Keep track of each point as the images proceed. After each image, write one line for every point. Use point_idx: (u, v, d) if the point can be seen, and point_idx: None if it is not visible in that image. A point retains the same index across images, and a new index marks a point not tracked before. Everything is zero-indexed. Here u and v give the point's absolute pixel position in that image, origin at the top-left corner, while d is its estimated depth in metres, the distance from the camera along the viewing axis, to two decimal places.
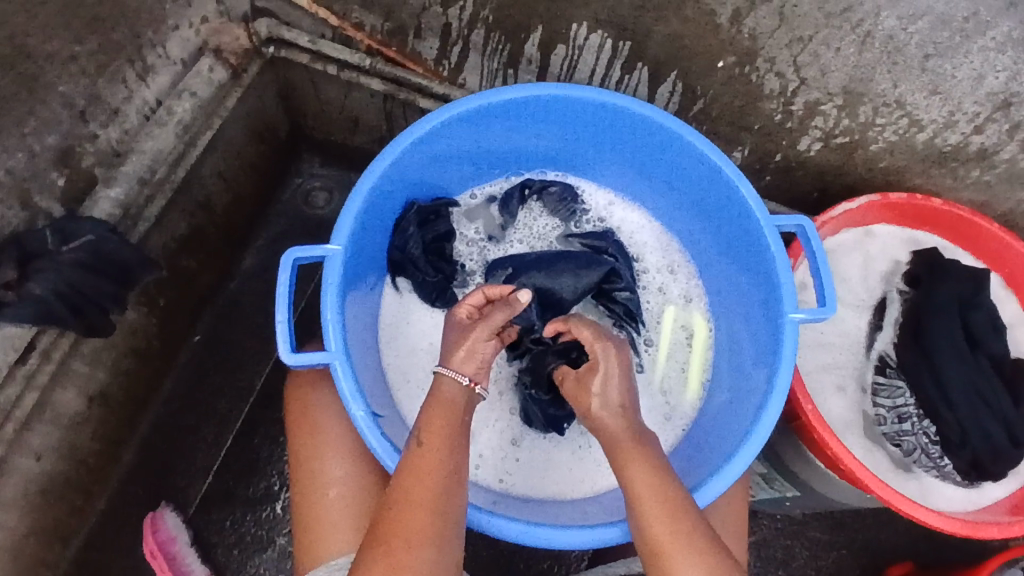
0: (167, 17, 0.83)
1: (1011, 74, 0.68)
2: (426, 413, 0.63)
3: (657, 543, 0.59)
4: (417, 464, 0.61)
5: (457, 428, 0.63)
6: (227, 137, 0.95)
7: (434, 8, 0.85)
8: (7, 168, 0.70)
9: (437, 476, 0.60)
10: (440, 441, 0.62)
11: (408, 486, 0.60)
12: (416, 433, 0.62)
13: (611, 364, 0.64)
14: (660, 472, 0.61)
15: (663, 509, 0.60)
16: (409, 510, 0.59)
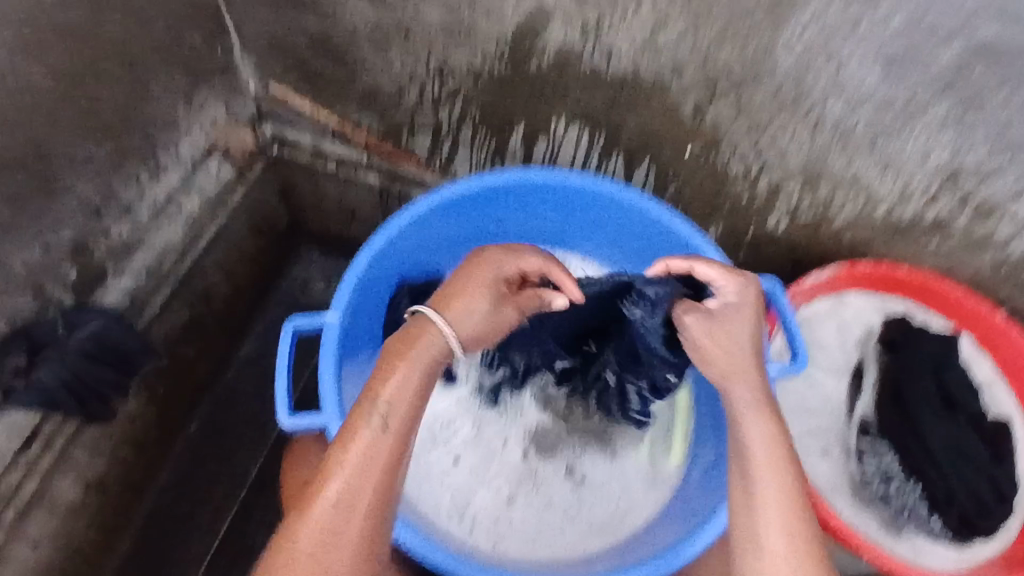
0: (179, 122, 0.89)
1: (954, 150, 0.74)
2: (397, 388, 0.61)
3: (776, 503, 0.59)
4: (365, 449, 0.58)
5: (414, 417, 0.61)
6: (229, 229, 1.01)
7: (425, 108, 0.93)
8: (23, 261, 0.75)
9: (389, 470, 0.58)
10: (398, 429, 0.59)
11: (352, 470, 0.57)
12: (382, 414, 0.59)
13: (746, 303, 0.66)
14: (781, 431, 0.62)
15: (780, 470, 0.60)
16: (349, 501, 0.56)
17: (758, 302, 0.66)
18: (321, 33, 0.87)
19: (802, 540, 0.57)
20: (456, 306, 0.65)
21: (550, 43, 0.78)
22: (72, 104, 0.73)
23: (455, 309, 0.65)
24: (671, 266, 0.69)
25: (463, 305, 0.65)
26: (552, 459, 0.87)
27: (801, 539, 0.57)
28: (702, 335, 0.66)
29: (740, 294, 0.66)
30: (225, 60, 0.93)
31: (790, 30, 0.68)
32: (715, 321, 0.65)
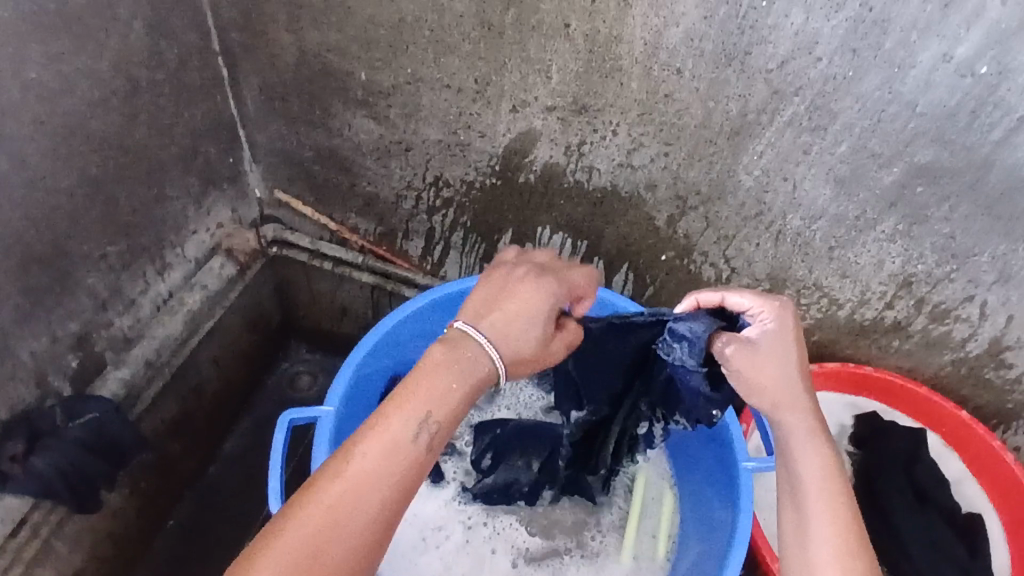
0: (188, 223, 0.95)
1: (905, 259, 0.82)
2: (436, 389, 0.55)
3: (834, 546, 0.55)
4: (389, 446, 0.52)
5: (447, 428, 0.55)
6: (224, 325, 1.04)
7: (420, 215, 1.00)
8: (30, 350, 0.78)
9: (407, 478, 0.52)
10: (430, 436, 0.54)
11: (371, 467, 0.51)
12: (417, 415, 0.54)
13: (790, 331, 0.63)
14: (835, 465, 0.58)
15: (836, 508, 0.56)
16: (358, 498, 0.50)
17: (799, 329, 0.63)
18: (328, 146, 0.95)
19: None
20: (499, 323, 0.60)
21: (538, 160, 0.87)
22: (95, 205, 0.79)
23: (498, 325, 0.60)
24: (701, 301, 0.70)
25: (508, 327, 0.60)
26: (540, 566, 0.86)
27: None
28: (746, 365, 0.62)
29: (782, 322, 0.63)
30: (235, 169, 1.00)
31: (750, 154, 0.78)
32: (760, 349, 0.62)
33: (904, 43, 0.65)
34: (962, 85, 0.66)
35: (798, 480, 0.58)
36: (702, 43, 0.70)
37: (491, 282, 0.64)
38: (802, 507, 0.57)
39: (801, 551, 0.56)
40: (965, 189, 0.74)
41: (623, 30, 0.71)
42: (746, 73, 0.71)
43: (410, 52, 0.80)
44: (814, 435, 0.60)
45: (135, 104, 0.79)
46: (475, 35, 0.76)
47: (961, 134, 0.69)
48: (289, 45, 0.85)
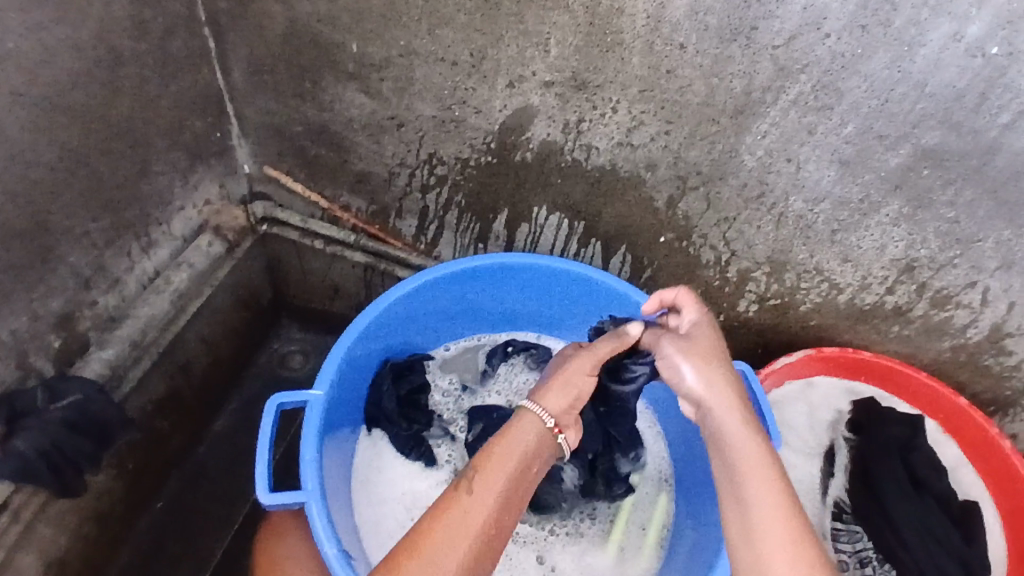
0: (175, 199, 0.93)
1: (908, 243, 0.80)
2: (489, 459, 0.61)
3: (775, 533, 0.55)
4: (458, 514, 0.57)
5: (510, 493, 0.60)
6: (213, 304, 1.02)
7: (414, 193, 0.97)
8: (11, 329, 0.76)
9: (474, 541, 0.56)
10: (488, 499, 0.58)
11: (438, 534, 0.56)
12: (469, 481, 0.59)
13: (711, 334, 0.69)
14: (770, 455, 0.60)
15: (775, 495, 0.57)
16: (429, 562, 0.54)
17: (716, 332, 0.70)
18: (319, 122, 0.93)
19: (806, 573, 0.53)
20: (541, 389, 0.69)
21: (534, 138, 0.84)
22: (77, 180, 0.76)
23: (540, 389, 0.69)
24: (665, 298, 0.72)
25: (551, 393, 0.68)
26: (526, 545, 0.85)
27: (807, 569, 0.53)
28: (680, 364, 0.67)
29: (701, 321, 0.70)
30: (223, 143, 0.97)
31: (754, 133, 0.75)
32: (687, 348, 0.68)
33: (915, 21, 0.63)
34: (973, 66, 0.64)
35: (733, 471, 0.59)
36: (707, 18, 0.67)
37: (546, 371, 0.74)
38: (742, 499, 0.57)
39: (749, 542, 0.56)
40: (972, 174, 0.72)
41: (625, 3, 0.68)
42: (751, 49, 0.69)
43: (404, 24, 0.78)
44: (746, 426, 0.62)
45: (118, 76, 0.76)
46: (471, 7, 0.73)
47: (969, 116, 0.67)
48: (278, 16, 0.82)
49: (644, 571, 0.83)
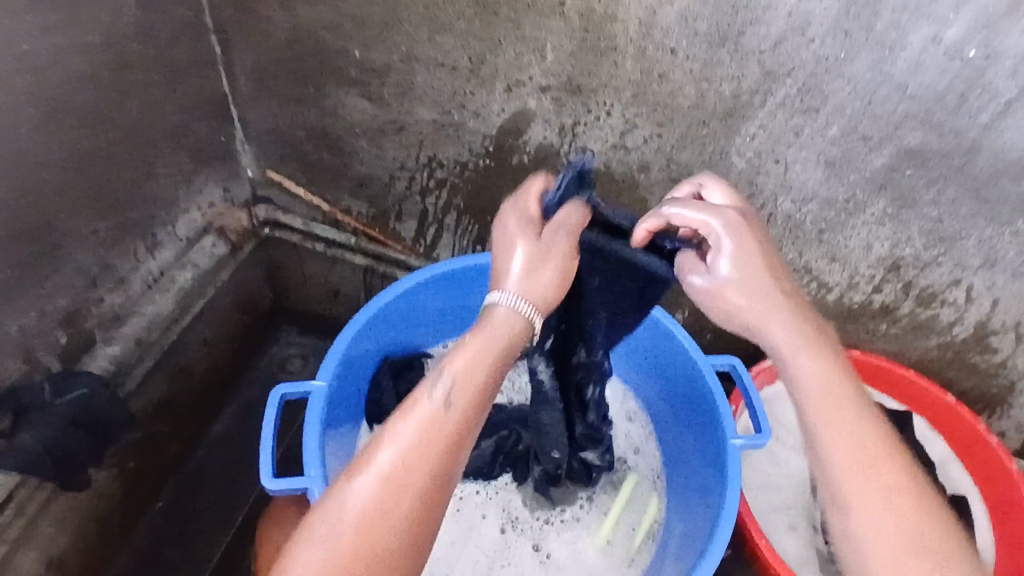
0: (179, 201, 0.95)
1: (893, 242, 0.83)
2: (465, 366, 0.54)
3: (857, 463, 0.55)
4: (422, 427, 0.52)
5: (483, 403, 0.55)
6: (215, 306, 1.04)
7: (413, 196, 0.99)
8: (18, 325, 0.78)
9: (449, 459, 0.52)
10: (464, 412, 0.53)
11: (403, 452, 0.51)
12: (444, 389, 0.53)
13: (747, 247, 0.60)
14: (843, 378, 0.58)
15: (848, 421, 0.57)
16: (402, 484, 0.50)
17: (759, 243, 0.60)
18: (321, 126, 0.95)
19: (890, 499, 0.54)
20: (524, 277, 0.59)
21: (531, 140, 0.87)
22: (85, 179, 0.79)
23: (524, 280, 0.59)
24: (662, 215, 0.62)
25: (526, 277, 0.59)
26: (522, 537, 0.86)
27: (897, 492, 0.54)
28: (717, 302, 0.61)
29: (737, 242, 0.59)
30: (227, 147, 0.99)
31: (743, 135, 0.78)
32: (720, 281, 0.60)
33: (895, 25, 0.66)
34: (952, 68, 0.67)
35: (802, 395, 0.58)
36: (697, 24, 0.70)
37: (504, 232, 0.62)
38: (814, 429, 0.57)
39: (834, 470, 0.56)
40: (954, 173, 0.75)
41: (618, 10, 0.71)
42: (739, 54, 0.71)
43: (405, 30, 0.80)
44: (821, 347, 0.58)
45: (126, 79, 0.79)
46: (470, 13, 0.76)
47: (950, 116, 0.70)
48: (282, 22, 0.85)
49: (637, 561, 0.85)
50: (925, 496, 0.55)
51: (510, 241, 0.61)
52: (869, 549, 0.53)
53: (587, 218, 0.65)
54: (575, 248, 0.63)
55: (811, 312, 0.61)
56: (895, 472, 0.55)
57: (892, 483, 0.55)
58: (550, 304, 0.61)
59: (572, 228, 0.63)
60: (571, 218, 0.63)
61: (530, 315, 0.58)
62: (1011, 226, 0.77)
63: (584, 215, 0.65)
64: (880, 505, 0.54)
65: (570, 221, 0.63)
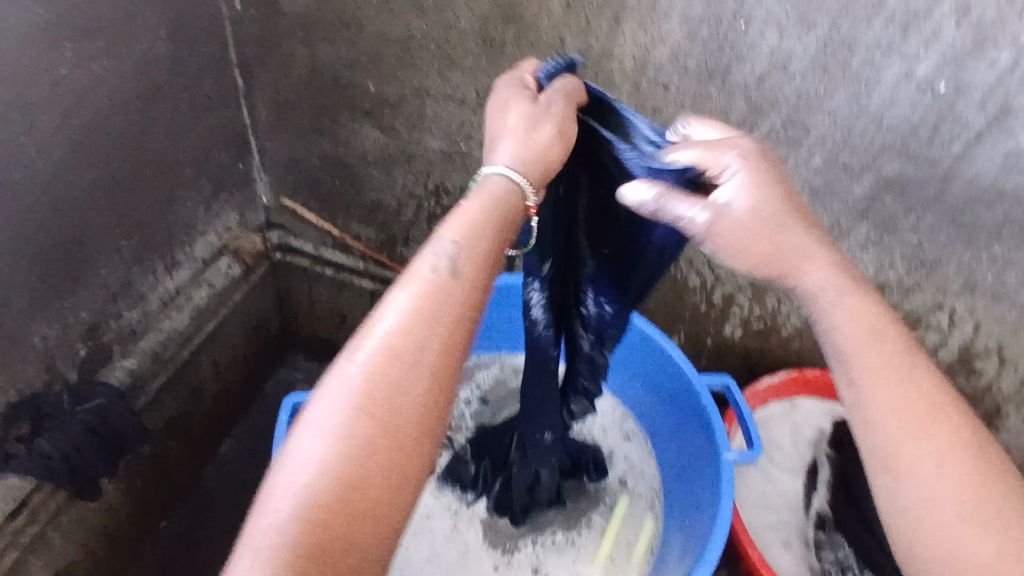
0: (198, 225, 1.00)
1: (878, 266, 0.86)
2: (470, 233, 0.47)
3: (902, 418, 0.52)
4: (430, 296, 0.44)
5: (489, 269, 0.48)
6: (226, 327, 1.08)
7: (420, 224, 1.04)
8: (42, 335, 0.82)
9: (463, 332, 0.44)
10: (474, 280, 0.46)
11: (411, 325, 0.42)
12: (449, 254, 0.46)
13: (768, 178, 0.57)
14: (885, 320, 0.55)
15: (897, 374, 0.53)
16: (414, 360, 0.42)
17: (772, 170, 0.57)
18: (334, 155, 1.01)
19: (951, 467, 0.50)
20: (515, 152, 0.55)
21: None
22: (113, 199, 0.84)
23: (517, 152, 0.55)
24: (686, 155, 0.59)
25: (517, 150, 0.55)
26: (522, 554, 0.88)
27: (951, 452, 0.50)
28: (721, 240, 0.56)
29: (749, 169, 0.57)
30: (245, 175, 1.05)
31: None
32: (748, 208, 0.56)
33: (869, 62, 0.71)
34: (924, 100, 0.72)
35: (842, 342, 0.55)
36: (687, 61, 0.76)
37: (494, 106, 0.59)
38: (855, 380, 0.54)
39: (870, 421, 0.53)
40: (931, 200, 0.79)
41: (615, 47, 0.77)
42: (727, 88, 0.77)
43: (417, 66, 0.86)
44: (854, 291, 0.56)
45: (155, 107, 0.84)
46: (478, 50, 0.82)
47: (925, 146, 0.75)
48: (302, 57, 0.91)
49: None
50: (992, 453, 0.51)
51: (502, 112, 0.57)
52: (918, 516, 0.50)
53: (581, 95, 0.62)
54: (572, 114, 0.60)
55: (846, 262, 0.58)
56: (952, 426, 0.52)
57: (948, 444, 0.51)
58: (546, 169, 0.57)
59: (570, 98, 0.61)
60: (564, 89, 0.60)
61: (524, 188, 0.54)
62: (988, 251, 0.81)
63: (579, 89, 0.62)
64: (938, 464, 0.50)
65: (568, 90, 0.61)
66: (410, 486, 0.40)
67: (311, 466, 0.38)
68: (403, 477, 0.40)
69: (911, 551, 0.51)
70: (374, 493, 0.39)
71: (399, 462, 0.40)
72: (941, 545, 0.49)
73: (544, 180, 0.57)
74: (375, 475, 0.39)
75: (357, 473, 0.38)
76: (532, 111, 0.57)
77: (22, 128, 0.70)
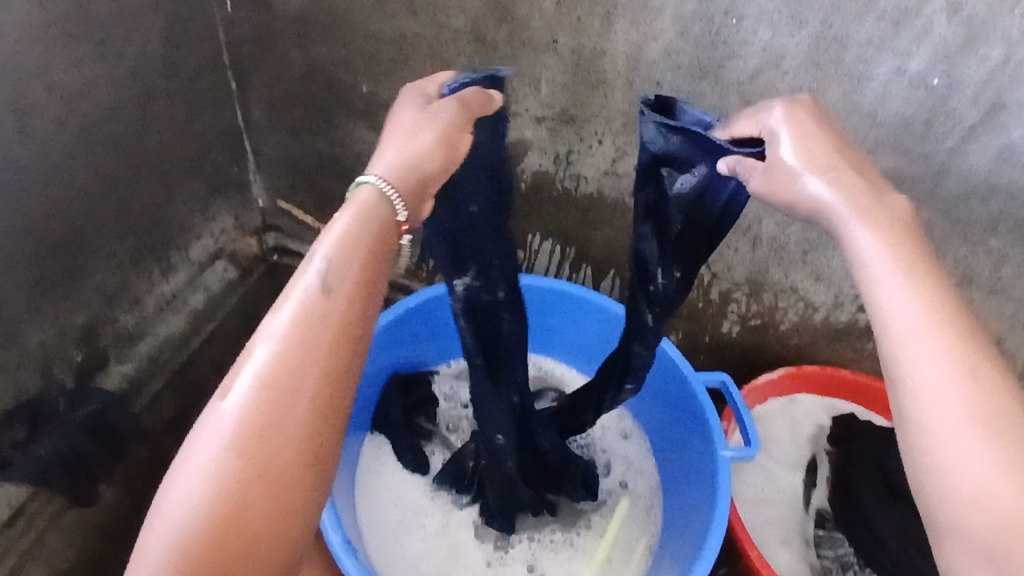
0: (194, 227, 0.99)
1: None
2: (342, 248, 0.48)
3: (919, 334, 0.45)
4: (300, 325, 0.45)
5: (368, 285, 0.49)
6: (225, 330, 1.08)
7: None
8: (38, 341, 0.82)
9: (338, 351, 0.46)
10: (348, 298, 0.47)
11: (283, 356, 0.44)
12: (320, 274, 0.47)
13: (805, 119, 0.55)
14: (903, 241, 0.49)
15: (916, 292, 0.47)
16: (287, 386, 0.44)
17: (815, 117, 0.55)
18: (330, 157, 1.00)
19: (971, 394, 0.43)
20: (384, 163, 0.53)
21: (528, 168, 0.92)
22: (108, 204, 0.84)
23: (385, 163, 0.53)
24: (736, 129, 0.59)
25: (386, 159, 0.53)
26: (520, 555, 0.88)
27: (964, 370, 0.44)
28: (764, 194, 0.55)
29: (791, 122, 0.54)
30: (240, 177, 1.05)
31: None
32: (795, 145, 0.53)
33: (862, 58, 0.71)
34: (917, 96, 0.72)
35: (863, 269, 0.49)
36: (680, 57, 0.76)
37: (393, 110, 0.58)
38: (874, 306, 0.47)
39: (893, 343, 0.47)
40: (927, 194, 0.79)
41: (607, 45, 0.77)
42: (720, 85, 0.77)
43: (410, 66, 0.86)
44: (878, 217, 0.50)
45: (149, 111, 0.84)
46: (471, 50, 0.82)
47: (919, 141, 0.75)
48: (296, 59, 0.91)
49: None
50: (996, 374, 0.44)
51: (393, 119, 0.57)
52: (945, 478, 0.43)
53: (484, 101, 0.61)
54: (464, 126, 0.58)
55: (896, 203, 0.50)
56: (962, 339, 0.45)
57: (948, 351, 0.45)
58: (423, 180, 0.54)
59: (468, 109, 0.59)
60: (463, 98, 0.59)
61: (392, 199, 0.52)
62: (984, 245, 0.81)
63: (480, 97, 0.61)
64: (945, 381, 0.44)
65: (468, 99, 0.59)
66: (294, 505, 0.43)
67: (188, 499, 0.41)
68: (284, 498, 0.43)
69: (938, 493, 0.43)
70: (254, 517, 0.42)
71: (279, 485, 0.43)
72: (954, 476, 0.42)
73: (420, 196, 0.55)
74: (254, 501, 0.42)
75: (234, 502, 0.41)
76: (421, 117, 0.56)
77: (15, 133, 0.70)
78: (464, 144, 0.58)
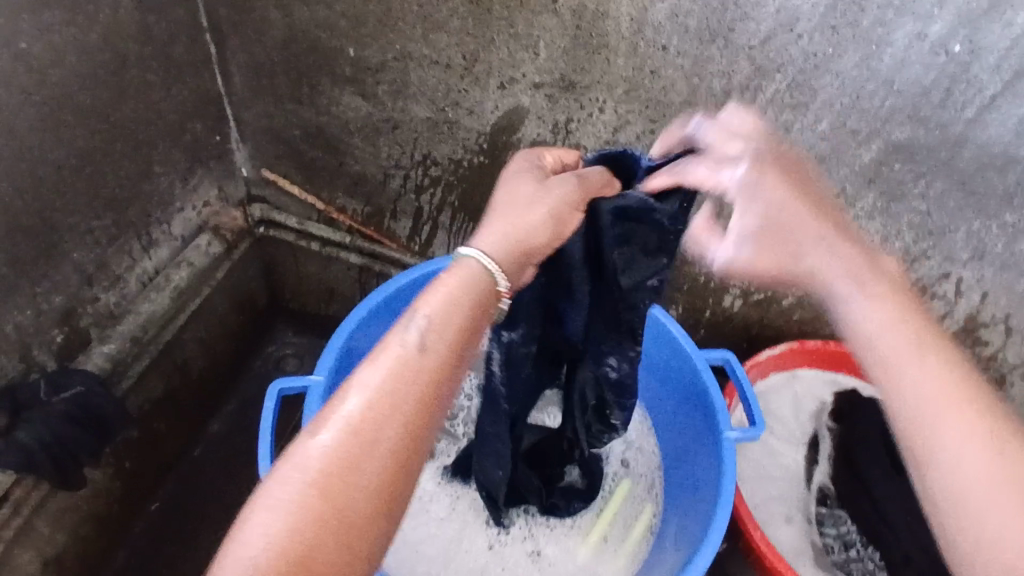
0: (174, 200, 0.95)
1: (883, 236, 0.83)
2: (443, 307, 0.50)
3: (932, 396, 0.48)
4: (393, 377, 0.46)
5: (460, 348, 0.50)
6: (211, 305, 1.04)
7: (408, 194, 1.00)
8: (14, 323, 0.78)
9: (423, 407, 0.47)
10: (442, 357, 0.48)
11: (375, 404, 0.45)
12: (419, 332, 0.48)
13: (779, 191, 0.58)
14: (901, 308, 0.52)
15: (923, 354, 0.49)
16: (371, 437, 0.44)
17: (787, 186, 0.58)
18: (316, 125, 0.96)
19: (988, 449, 0.45)
20: (491, 237, 0.55)
21: (524, 138, 0.87)
22: (82, 179, 0.79)
23: (496, 237, 0.55)
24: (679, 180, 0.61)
25: (491, 232, 0.55)
26: (521, 536, 0.87)
27: (986, 431, 0.46)
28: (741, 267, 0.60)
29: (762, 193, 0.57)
30: (222, 147, 1.00)
31: None
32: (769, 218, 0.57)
33: (881, 21, 0.67)
34: (937, 62, 0.68)
35: (861, 339, 0.53)
36: (687, 20, 0.71)
37: (505, 182, 0.60)
38: (880, 365, 0.51)
39: (907, 412, 0.48)
40: (941, 166, 0.76)
41: (609, 7, 0.72)
42: (728, 50, 0.72)
43: (399, 29, 0.81)
44: (871, 288, 0.54)
45: (124, 78, 0.79)
46: (464, 11, 0.77)
47: (936, 111, 0.71)
48: (278, 21, 0.85)
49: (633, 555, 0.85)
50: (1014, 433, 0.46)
51: (513, 189, 0.58)
52: (975, 532, 0.44)
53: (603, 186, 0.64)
54: (576, 208, 0.60)
55: (894, 281, 0.55)
56: (986, 414, 0.46)
57: (968, 420, 0.46)
58: (526, 253, 0.56)
59: (584, 189, 0.61)
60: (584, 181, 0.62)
61: (495, 271, 0.53)
62: (998, 218, 0.78)
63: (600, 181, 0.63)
64: (963, 448, 0.46)
65: (585, 180, 0.62)
66: (360, 558, 0.43)
67: (262, 541, 0.40)
68: (353, 547, 0.42)
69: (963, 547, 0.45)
70: (321, 566, 0.41)
71: (348, 535, 0.42)
72: (980, 527, 0.44)
73: (524, 266, 0.57)
74: (326, 554, 0.41)
75: (306, 546, 0.41)
76: (538, 194, 0.58)
77: None
78: (571, 224, 0.60)
